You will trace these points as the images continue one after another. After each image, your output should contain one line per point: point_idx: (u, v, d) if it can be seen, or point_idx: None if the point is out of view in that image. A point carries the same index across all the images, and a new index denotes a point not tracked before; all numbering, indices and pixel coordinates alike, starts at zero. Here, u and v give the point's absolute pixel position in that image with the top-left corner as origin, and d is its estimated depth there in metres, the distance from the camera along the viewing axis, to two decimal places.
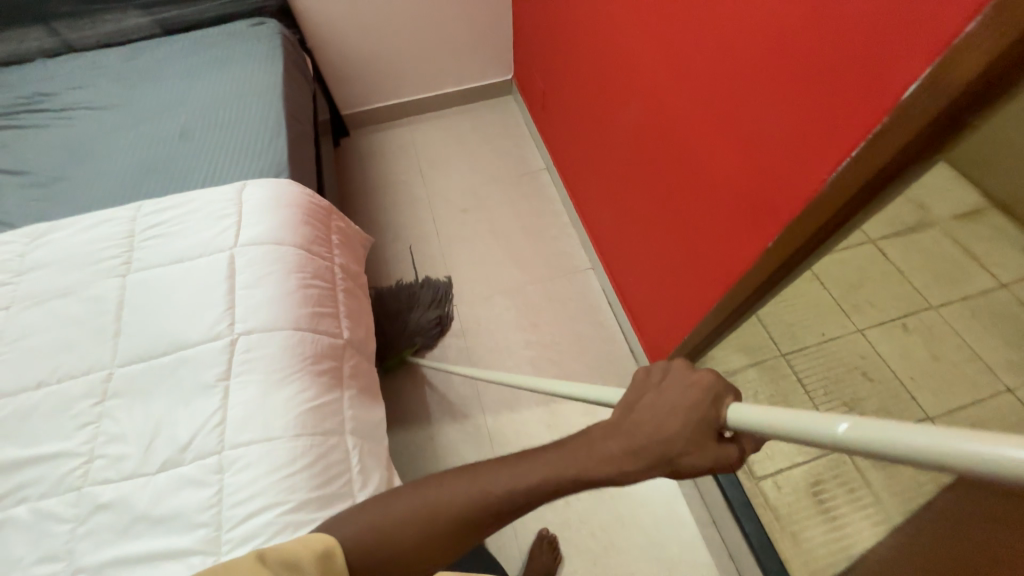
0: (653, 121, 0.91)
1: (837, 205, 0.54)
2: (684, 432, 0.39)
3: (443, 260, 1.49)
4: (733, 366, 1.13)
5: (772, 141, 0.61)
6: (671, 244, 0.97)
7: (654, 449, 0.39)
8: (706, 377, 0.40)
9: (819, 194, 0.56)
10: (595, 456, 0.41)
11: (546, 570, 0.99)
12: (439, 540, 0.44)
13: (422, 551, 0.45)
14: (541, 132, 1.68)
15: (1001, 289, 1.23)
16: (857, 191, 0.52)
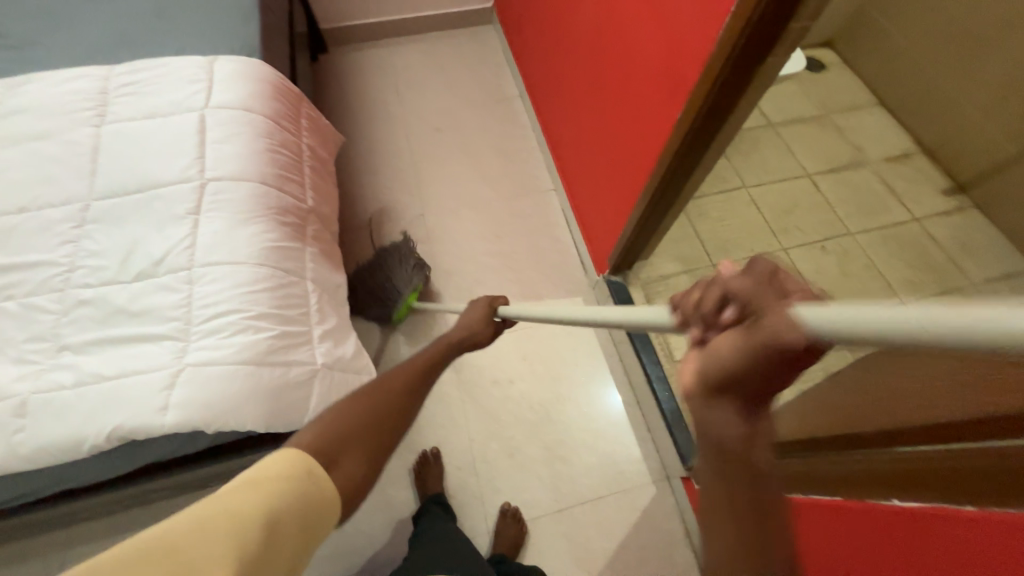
0: (604, 21, 0.99)
1: (722, 63, 0.66)
2: (486, 326, 0.71)
3: (413, 173, 1.56)
4: (667, 272, 1.27)
5: (684, 14, 0.71)
6: (614, 142, 1.06)
7: (472, 331, 0.70)
8: (490, 298, 0.74)
9: (713, 51, 0.67)
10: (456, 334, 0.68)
11: (513, 541, 1.04)
12: (389, 405, 0.55)
13: (386, 416, 0.54)
14: (517, 59, 1.72)
15: (913, 221, 1.36)
16: (736, 47, 0.63)
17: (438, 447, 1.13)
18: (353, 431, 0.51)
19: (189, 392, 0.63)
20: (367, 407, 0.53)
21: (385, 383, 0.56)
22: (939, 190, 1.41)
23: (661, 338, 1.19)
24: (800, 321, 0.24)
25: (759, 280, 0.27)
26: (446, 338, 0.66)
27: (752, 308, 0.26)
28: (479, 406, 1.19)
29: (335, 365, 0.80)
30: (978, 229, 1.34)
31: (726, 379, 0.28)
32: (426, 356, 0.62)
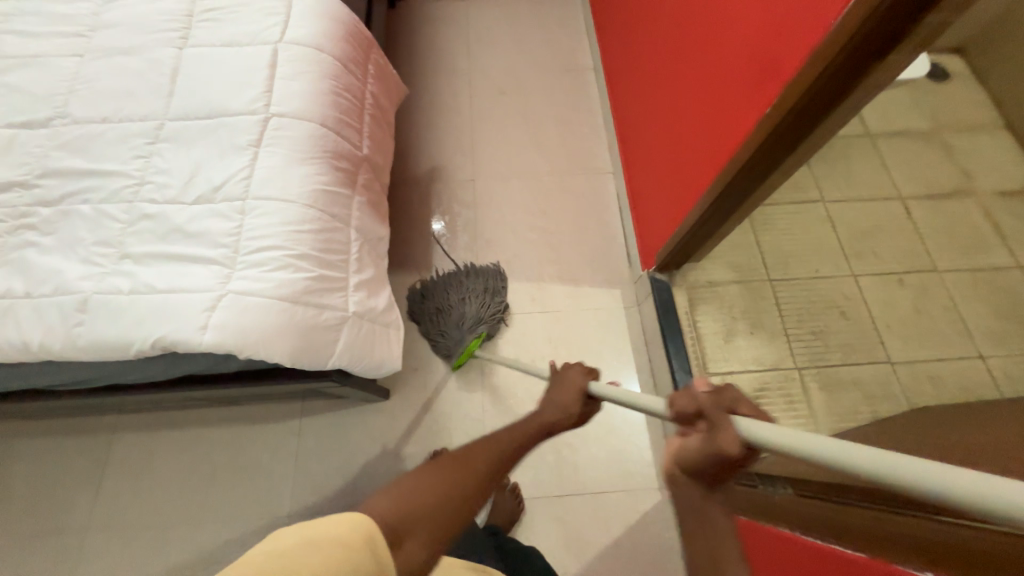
0: None
1: (830, 55, 0.58)
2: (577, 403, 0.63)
3: (470, 136, 1.53)
4: (716, 279, 1.19)
5: None
6: (687, 130, 0.98)
7: (568, 410, 0.62)
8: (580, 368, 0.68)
9: (822, 41, 0.58)
10: (551, 409, 0.61)
11: (508, 514, 1.05)
12: (470, 486, 0.48)
13: (462, 500, 0.47)
14: (597, 28, 1.61)
15: (1016, 268, 1.19)
16: (850, 39, 0.55)
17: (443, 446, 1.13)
18: (427, 508, 0.45)
19: (227, 317, 0.67)
20: (444, 480, 0.47)
21: (470, 461, 0.50)
22: None
23: (696, 346, 1.14)
24: (747, 431, 0.39)
25: (712, 397, 0.43)
26: (542, 419, 0.59)
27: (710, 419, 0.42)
28: (499, 379, 1.20)
29: (365, 315, 0.82)
30: None
31: (690, 462, 0.45)
32: (523, 435, 0.55)
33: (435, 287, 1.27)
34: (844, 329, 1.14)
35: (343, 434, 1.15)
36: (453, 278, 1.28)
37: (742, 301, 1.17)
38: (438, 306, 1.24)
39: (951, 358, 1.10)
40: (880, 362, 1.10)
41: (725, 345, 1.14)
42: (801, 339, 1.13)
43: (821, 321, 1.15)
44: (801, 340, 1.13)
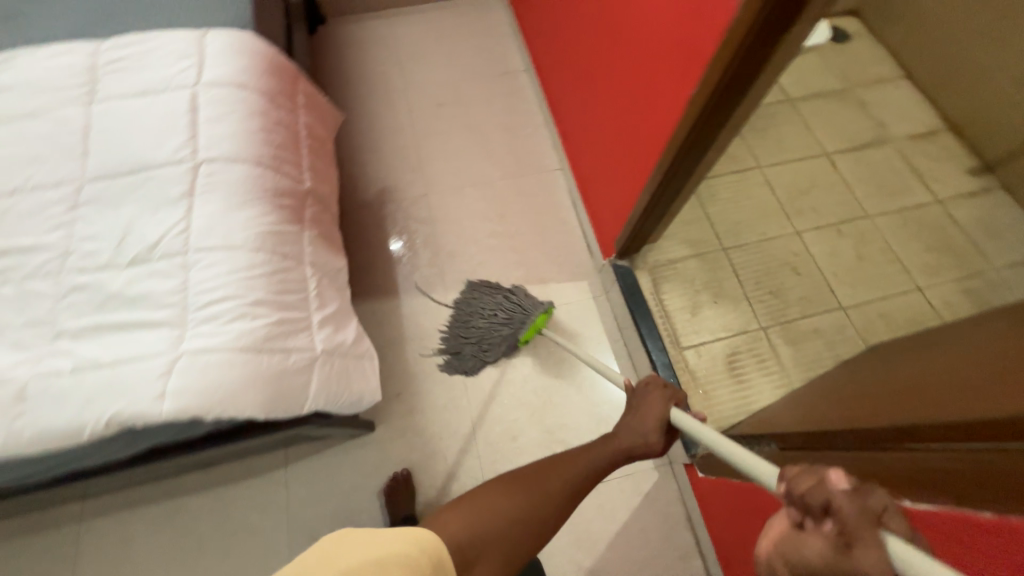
0: None
1: (742, 33, 0.61)
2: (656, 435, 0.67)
3: (415, 152, 1.51)
4: (675, 256, 1.24)
5: None
6: (623, 119, 1.02)
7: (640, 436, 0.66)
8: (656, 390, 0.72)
9: (732, 20, 0.62)
10: (628, 436, 0.66)
11: None
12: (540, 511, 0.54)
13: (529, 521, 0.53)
14: (523, 30, 1.64)
15: (935, 204, 1.30)
16: (757, 16, 0.58)
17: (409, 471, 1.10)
18: (499, 528, 0.51)
19: (186, 380, 0.63)
20: (517, 505, 0.53)
21: (547, 488, 0.56)
22: (964, 170, 1.34)
23: (667, 324, 1.17)
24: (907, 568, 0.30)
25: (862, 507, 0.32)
26: (620, 447, 0.64)
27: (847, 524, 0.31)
28: (483, 390, 1.19)
29: (335, 351, 0.80)
30: (1002, 211, 1.28)
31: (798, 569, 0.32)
32: (595, 464, 0.61)
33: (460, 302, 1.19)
34: (799, 284, 1.20)
35: (332, 476, 1.11)
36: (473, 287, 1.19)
37: (702, 274, 1.22)
38: (465, 319, 1.17)
39: (894, 295, 1.18)
40: (834, 309, 1.17)
41: (693, 317, 1.17)
42: (761, 300, 1.18)
43: (777, 280, 1.21)
44: (762, 301, 1.18)
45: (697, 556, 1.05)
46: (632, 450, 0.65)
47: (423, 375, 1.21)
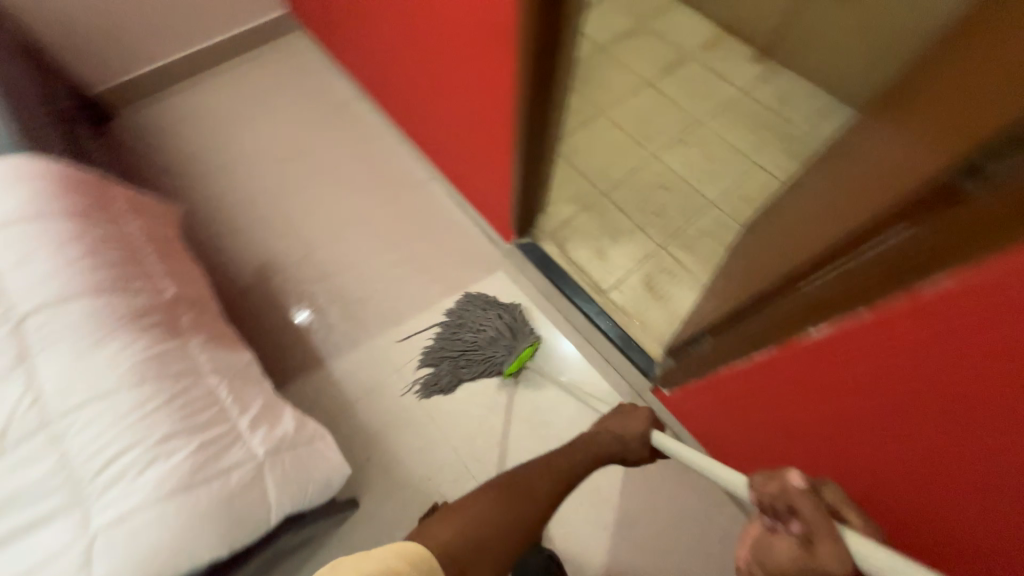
0: None
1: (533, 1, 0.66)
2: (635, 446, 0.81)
3: (279, 215, 1.41)
4: (567, 215, 1.31)
5: None
6: (465, 111, 1.05)
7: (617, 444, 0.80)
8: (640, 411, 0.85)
9: None
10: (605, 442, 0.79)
11: None
12: (525, 510, 0.65)
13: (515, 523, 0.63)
14: (339, 60, 1.59)
15: (742, 94, 1.53)
16: None
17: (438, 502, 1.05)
18: (488, 535, 0.61)
19: (111, 560, 0.55)
20: (506, 512, 0.64)
21: (532, 491, 0.67)
22: (751, 60, 1.60)
23: (584, 276, 1.24)
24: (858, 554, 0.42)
25: (817, 510, 0.43)
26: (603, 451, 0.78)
27: (809, 527, 0.43)
28: (449, 414, 1.17)
29: (281, 447, 0.72)
30: (788, 82, 1.55)
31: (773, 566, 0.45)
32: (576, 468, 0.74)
33: (456, 317, 1.20)
34: (675, 198, 1.34)
35: None
36: (470, 303, 1.21)
37: (595, 221, 1.30)
38: (457, 333, 1.18)
39: (744, 177, 1.38)
40: (707, 207, 1.32)
41: (603, 261, 1.25)
42: (652, 224, 1.29)
43: (657, 202, 1.33)
44: (652, 223, 1.29)
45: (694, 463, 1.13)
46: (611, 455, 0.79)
47: (384, 429, 1.15)
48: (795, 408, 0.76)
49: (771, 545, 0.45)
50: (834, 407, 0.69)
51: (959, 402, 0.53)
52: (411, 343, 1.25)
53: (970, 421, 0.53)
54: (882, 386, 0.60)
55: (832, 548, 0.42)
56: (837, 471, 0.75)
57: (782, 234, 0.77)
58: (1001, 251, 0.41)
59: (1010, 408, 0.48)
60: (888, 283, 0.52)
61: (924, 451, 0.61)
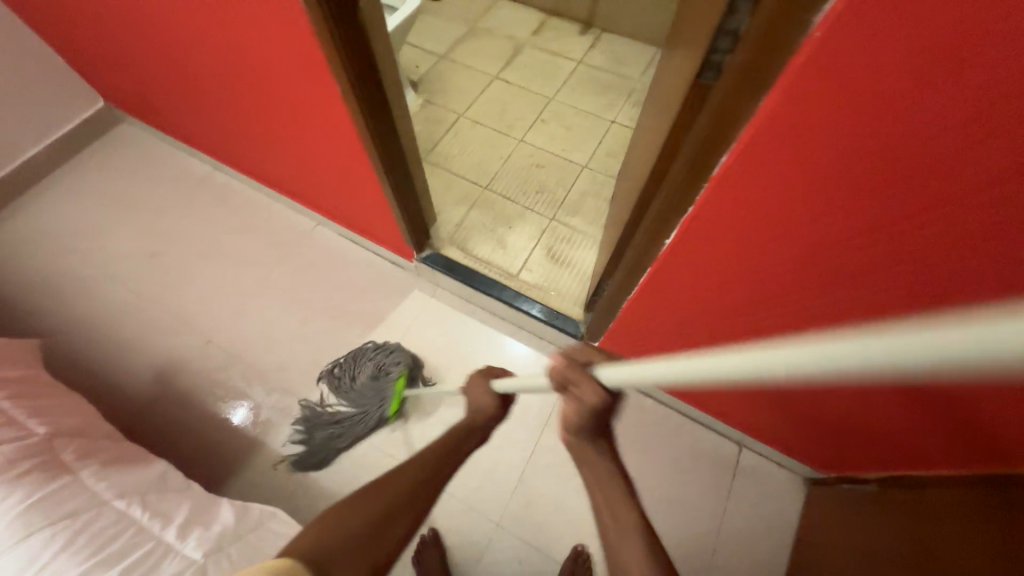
0: (219, 56, 0.93)
1: (329, 36, 0.68)
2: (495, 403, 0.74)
3: (162, 313, 1.30)
4: (459, 218, 1.33)
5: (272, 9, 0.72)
6: (317, 153, 1.05)
7: (471, 414, 0.74)
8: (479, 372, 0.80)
9: (315, 28, 0.68)
10: (469, 416, 0.73)
11: None
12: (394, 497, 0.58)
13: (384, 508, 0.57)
14: (180, 138, 1.50)
15: (580, 64, 1.66)
16: (328, 20, 0.66)
17: (435, 526, 1.04)
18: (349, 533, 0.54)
19: None
20: (368, 505, 0.57)
21: (388, 487, 0.59)
22: (578, 34, 1.73)
23: (492, 268, 1.26)
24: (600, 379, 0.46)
25: (563, 368, 0.50)
26: (463, 424, 0.72)
27: (575, 381, 0.48)
28: (423, 419, 1.16)
29: (222, 542, 0.67)
30: (615, 45, 1.70)
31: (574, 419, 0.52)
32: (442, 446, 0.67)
33: (346, 358, 1.19)
34: (551, 172, 1.41)
35: None
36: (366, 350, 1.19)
37: (486, 215, 1.34)
38: (336, 378, 1.16)
39: (605, 136, 1.49)
40: (582, 171, 1.42)
41: (506, 249, 1.29)
42: (538, 201, 1.36)
43: (537, 180, 1.40)
44: (539, 201, 1.36)
45: (645, 396, 1.20)
46: (472, 424, 0.72)
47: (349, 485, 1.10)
48: (700, 311, 0.79)
49: (567, 406, 0.52)
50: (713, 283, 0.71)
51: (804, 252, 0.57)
52: None
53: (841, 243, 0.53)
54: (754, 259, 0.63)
55: (592, 386, 0.47)
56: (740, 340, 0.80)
57: (634, 167, 0.84)
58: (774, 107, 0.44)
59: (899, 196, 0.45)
60: (687, 188, 0.58)
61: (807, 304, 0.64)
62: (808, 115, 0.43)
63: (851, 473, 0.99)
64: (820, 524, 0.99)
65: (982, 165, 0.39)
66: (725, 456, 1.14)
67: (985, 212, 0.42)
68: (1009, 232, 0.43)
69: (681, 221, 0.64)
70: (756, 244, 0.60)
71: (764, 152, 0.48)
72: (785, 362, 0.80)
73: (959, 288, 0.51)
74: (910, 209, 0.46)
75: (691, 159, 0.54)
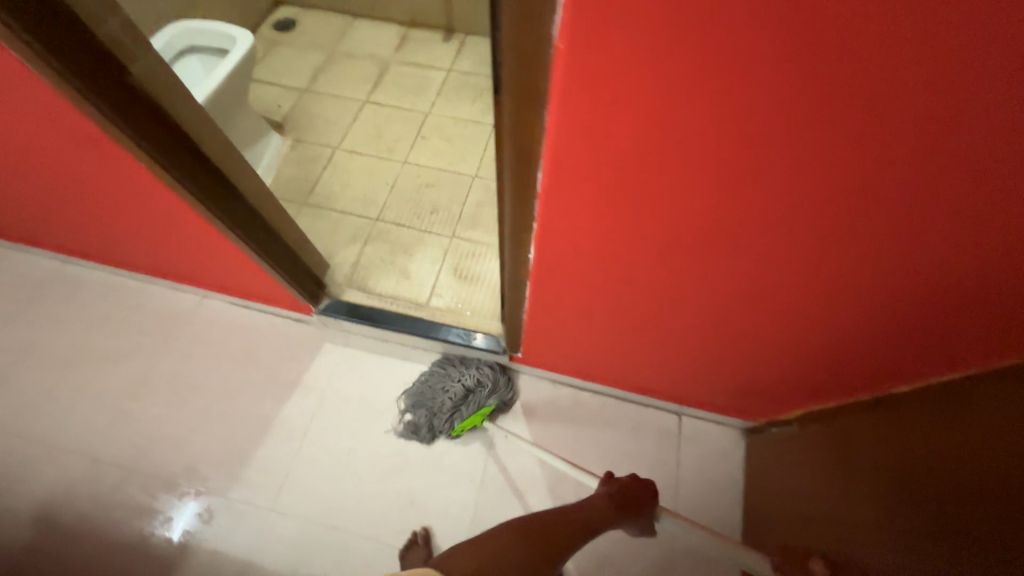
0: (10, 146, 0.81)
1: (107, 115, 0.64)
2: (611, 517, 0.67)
3: (29, 443, 1.12)
4: (354, 258, 1.26)
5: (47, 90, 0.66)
6: (164, 228, 0.94)
7: (580, 523, 0.66)
8: (632, 482, 0.73)
9: (90, 111, 0.63)
10: (588, 515, 0.67)
11: None
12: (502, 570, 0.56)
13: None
14: (10, 238, 1.30)
15: (450, 73, 1.62)
16: (94, 99, 0.61)
17: (427, 524, 1.03)
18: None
19: None
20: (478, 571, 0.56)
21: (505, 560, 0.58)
22: (442, 43, 1.69)
23: (400, 302, 1.20)
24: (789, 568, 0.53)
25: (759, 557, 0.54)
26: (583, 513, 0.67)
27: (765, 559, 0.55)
28: (546, 429, 1.15)
29: None
30: (480, 47, 1.68)
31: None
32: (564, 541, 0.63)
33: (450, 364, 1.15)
34: (442, 188, 1.37)
35: None
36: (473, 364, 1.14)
37: (382, 248, 1.27)
38: (437, 379, 1.12)
39: (488, 141, 1.46)
40: (472, 181, 1.38)
41: (410, 278, 1.23)
42: (434, 221, 1.32)
43: (428, 200, 1.35)
44: (434, 221, 1.32)
45: (581, 391, 1.20)
46: (596, 528, 0.66)
47: None
48: (601, 299, 0.77)
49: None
50: (604, 275, 0.71)
51: (699, 226, 0.56)
52: (269, 475, 1.09)
53: (734, 209, 0.52)
54: (656, 231, 0.58)
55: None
56: (643, 319, 0.81)
57: None
58: (613, 94, 0.42)
59: (774, 152, 0.44)
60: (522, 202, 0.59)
61: (722, 263, 0.62)
62: (653, 91, 0.41)
63: (774, 417, 1.04)
64: (761, 472, 1.03)
65: (863, 101, 0.38)
66: (667, 429, 1.16)
67: (875, 148, 0.41)
68: (890, 162, 0.42)
69: (533, 229, 0.63)
70: (650, 223, 0.57)
71: (605, 144, 0.47)
72: (714, 333, 0.80)
73: (856, 231, 0.50)
74: (797, 160, 0.44)
75: (512, 178, 0.55)
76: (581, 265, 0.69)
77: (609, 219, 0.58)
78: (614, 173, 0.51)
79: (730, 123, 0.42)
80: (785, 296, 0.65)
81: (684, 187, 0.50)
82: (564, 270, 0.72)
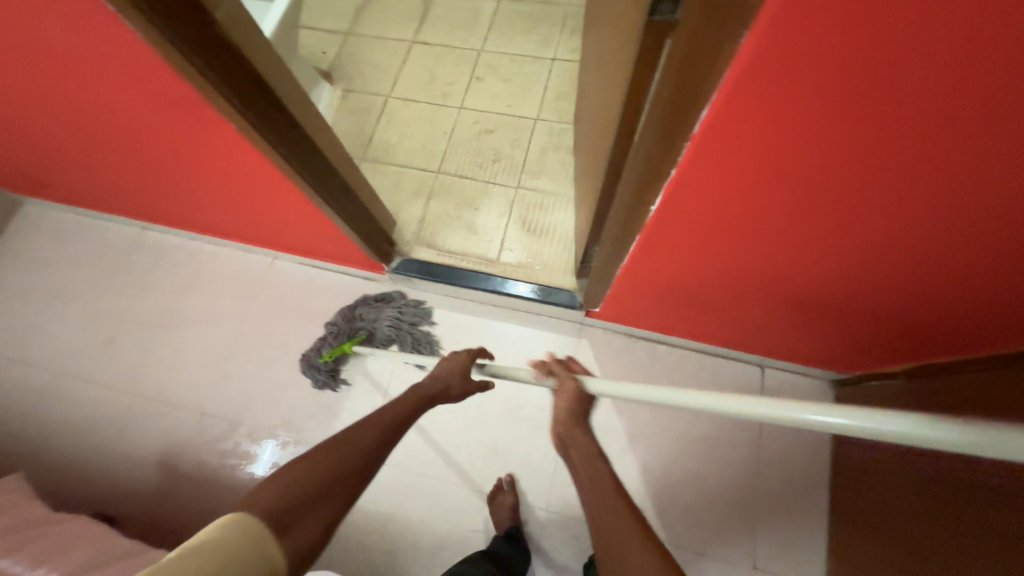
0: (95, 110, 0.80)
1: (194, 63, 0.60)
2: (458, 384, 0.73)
3: (142, 397, 1.22)
4: (419, 213, 1.23)
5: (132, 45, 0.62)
6: (242, 188, 0.93)
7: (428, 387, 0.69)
8: (468, 353, 0.77)
9: (177, 57, 0.60)
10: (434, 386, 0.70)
11: None
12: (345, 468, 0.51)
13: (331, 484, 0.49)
14: (91, 205, 1.34)
15: (501, 1, 1.46)
16: (182, 43, 0.57)
17: (511, 473, 1.07)
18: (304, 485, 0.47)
19: None
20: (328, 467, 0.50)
21: (357, 441, 0.54)
22: None
23: (469, 258, 1.18)
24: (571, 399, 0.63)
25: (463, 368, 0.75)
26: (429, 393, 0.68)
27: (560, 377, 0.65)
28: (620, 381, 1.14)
29: None
30: None
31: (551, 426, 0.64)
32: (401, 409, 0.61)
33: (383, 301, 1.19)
34: (503, 135, 1.29)
35: None
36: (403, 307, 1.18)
37: (446, 202, 1.23)
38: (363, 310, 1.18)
39: (549, 79, 1.34)
40: (535, 125, 1.29)
41: (478, 233, 1.20)
42: (497, 171, 1.25)
43: (490, 148, 1.28)
44: (498, 171, 1.25)
45: (658, 343, 1.16)
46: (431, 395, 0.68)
47: (389, 516, 1.07)
48: (709, 257, 0.71)
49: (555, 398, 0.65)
50: (727, 234, 0.64)
51: (875, 182, 0.48)
52: None
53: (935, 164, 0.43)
54: (791, 203, 0.54)
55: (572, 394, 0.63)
56: (755, 280, 0.74)
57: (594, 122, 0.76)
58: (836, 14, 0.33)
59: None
60: (659, 147, 0.52)
61: (858, 238, 0.57)
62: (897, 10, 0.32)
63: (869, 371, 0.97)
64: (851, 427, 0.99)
65: None
66: (749, 382, 1.12)
67: None
68: None
69: (666, 182, 0.57)
70: (811, 178, 0.50)
71: (797, 82, 0.39)
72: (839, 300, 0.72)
73: None
74: None
75: (656, 116, 0.49)
76: (703, 223, 0.63)
77: (760, 173, 0.51)
78: (791, 119, 0.43)
79: (933, 86, 0.36)
80: (922, 274, 0.60)
81: (878, 135, 0.42)
82: (680, 226, 0.66)
